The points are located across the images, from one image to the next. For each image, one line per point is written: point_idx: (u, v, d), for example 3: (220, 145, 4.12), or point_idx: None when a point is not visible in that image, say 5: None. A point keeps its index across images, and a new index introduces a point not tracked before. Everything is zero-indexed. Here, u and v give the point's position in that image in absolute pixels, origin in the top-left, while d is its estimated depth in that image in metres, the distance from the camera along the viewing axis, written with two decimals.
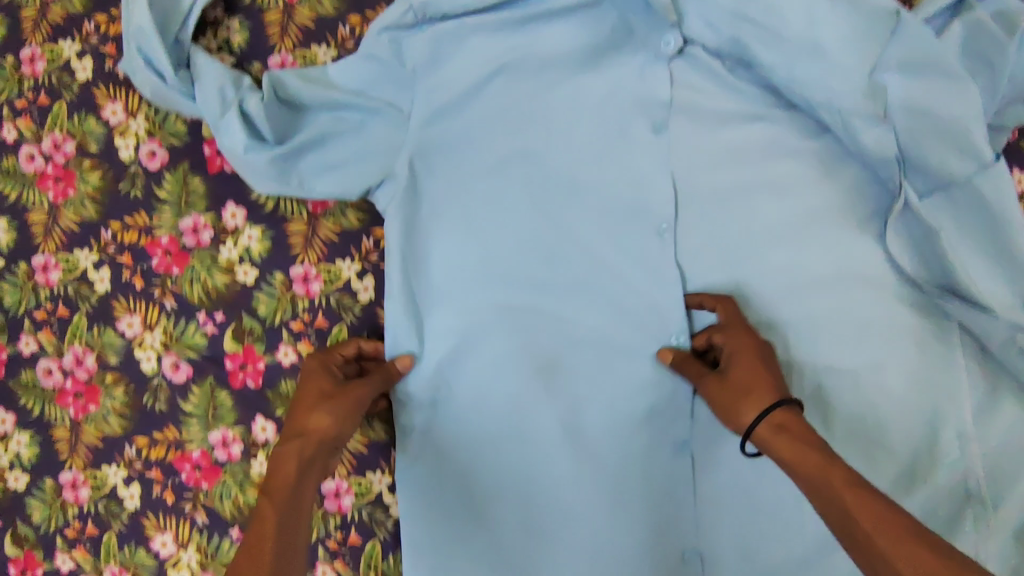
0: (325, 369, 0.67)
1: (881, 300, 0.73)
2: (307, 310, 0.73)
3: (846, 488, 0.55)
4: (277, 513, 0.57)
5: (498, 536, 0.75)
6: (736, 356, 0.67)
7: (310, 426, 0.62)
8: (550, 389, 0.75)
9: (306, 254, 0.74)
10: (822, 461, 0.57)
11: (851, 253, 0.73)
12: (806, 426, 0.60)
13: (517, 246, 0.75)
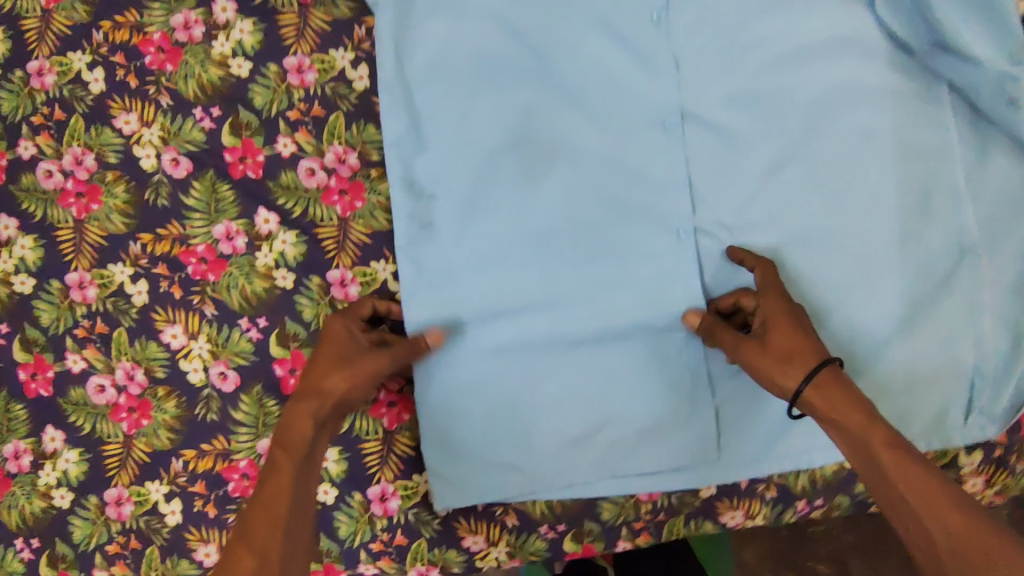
0: (347, 334, 0.68)
1: (869, 60, 0.72)
2: (303, 100, 0.74)
3: (884, 448, 0.59)
4: (296, 473, 0.62)
5: (494, 324, 0.74)
6: (776, 317, 0.66)
7: (329, 386, 0.65)
8: (541, 177, 0.74)
9: (299, 45, 0.74)
10: (862, 421, 0.61)
11: (839, 15, 0.73)
12: (842, 385, 0.63)
13: (507, 26, 0.74)
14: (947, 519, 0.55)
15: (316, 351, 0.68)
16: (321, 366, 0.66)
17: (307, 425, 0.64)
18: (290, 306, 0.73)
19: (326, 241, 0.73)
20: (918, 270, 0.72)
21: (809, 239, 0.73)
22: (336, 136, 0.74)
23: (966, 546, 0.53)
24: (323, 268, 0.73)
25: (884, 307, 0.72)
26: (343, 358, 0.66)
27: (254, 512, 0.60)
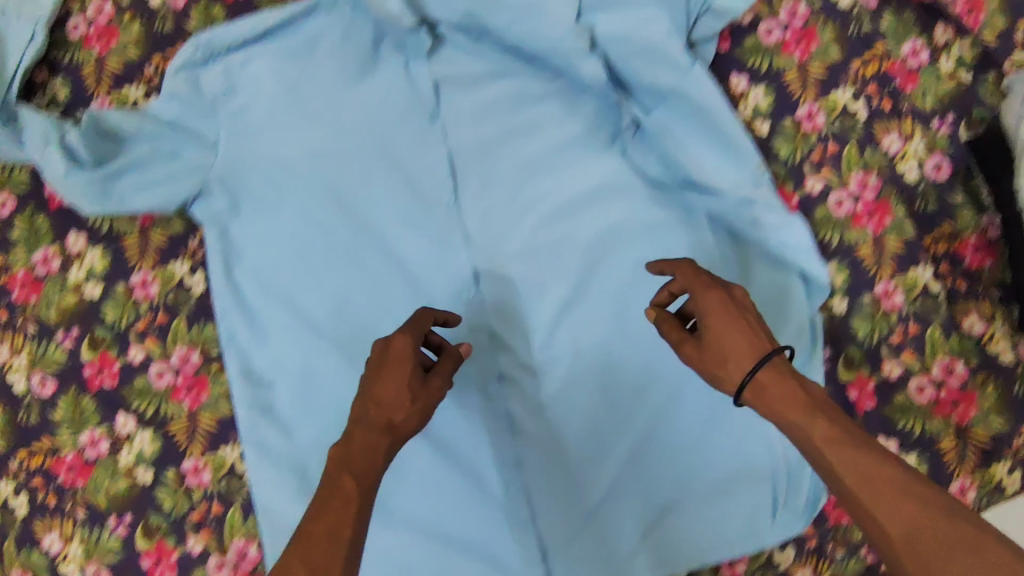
0: (410, 360, 0.65)
1: (633, 205, 0.82)
2: (149, 311, 0.83)
3: (818, 418, 0.59)
4: (363, 495, 0.59)
5: None
6: (681, 274, 0.69)
7: (397, 422, 0.63)
8: (365, 349, 0.81)
9: (142, 262, 0.84)
10: (805, 416, 0.60)
11: (596, 171, 0.83)
12: (786, 385, 0.62)
13: (320, 222, 0.83)
14: (856, 469, 0.56)
15: (382, 386, 0.64)
16: (404, 416, 0.63)
17: (388, 450, 0.62)
18: (151, 500, 0.80)
19: (177, 435, 0.81)
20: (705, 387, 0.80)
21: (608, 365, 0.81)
22: (179, 339, 0.82)
23: (921, 538, 0.51)
24: (176, 460, 0.81)
25: (679, 419, 0.80)
26: (417, 406, 0.64)
27: (319, 524, 0.56)
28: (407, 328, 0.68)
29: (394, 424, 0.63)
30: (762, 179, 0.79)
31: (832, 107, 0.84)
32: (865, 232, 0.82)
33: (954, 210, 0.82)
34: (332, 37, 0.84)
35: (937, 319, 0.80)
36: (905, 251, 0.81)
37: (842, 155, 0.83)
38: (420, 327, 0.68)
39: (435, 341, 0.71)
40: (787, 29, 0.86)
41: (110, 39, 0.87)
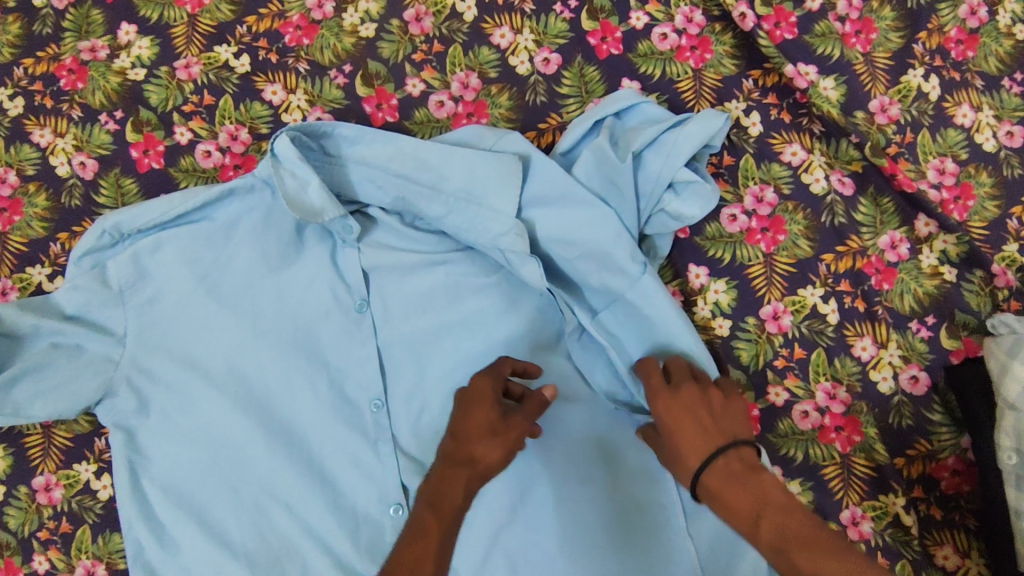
0: (493, 395, 0.65)
1: (573, 413, 0.76)
2: (52, 518, 0.78)
3: (761, 519, 0.53)
4: (446, 532, 0.55)
5: None
6: (656, 395, 0.65)
7: (480, 454, 0.61)
8: (281, 569, 0.75)
9: (45, 463, 0.79)
10: (749, 521, 0.54)
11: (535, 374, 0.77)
12: (736, 480, 0.56)
13: (235, 424, 0.77)
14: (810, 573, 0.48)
15: (468, 413, 0.64)
16: (493, 454, 0.61)
17: (472, 484, 0.60)
18: None
19: None
20: None
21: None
22: (83, 550, 0.77)
23: None
24: None
25: None
26: (512, 439, 0.62)
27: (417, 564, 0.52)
28: (488, 372, 0.68)
29: (477, 458, 0.61)
30: None
31: (800, 307, 0.77)
32: (833, 449, 0.75)
33: (930, 427, 0.75)
34: (252, 222, 0.79)
35: (908, 554, 0.72)
36: (875, 476, 0.74)
37: (810, 360, 0.76)
38: (499, 375, 0.68)
39: (514, 391, 0.69)
40: (752, 216, 0.79)
41: (12, 212, 0.82)
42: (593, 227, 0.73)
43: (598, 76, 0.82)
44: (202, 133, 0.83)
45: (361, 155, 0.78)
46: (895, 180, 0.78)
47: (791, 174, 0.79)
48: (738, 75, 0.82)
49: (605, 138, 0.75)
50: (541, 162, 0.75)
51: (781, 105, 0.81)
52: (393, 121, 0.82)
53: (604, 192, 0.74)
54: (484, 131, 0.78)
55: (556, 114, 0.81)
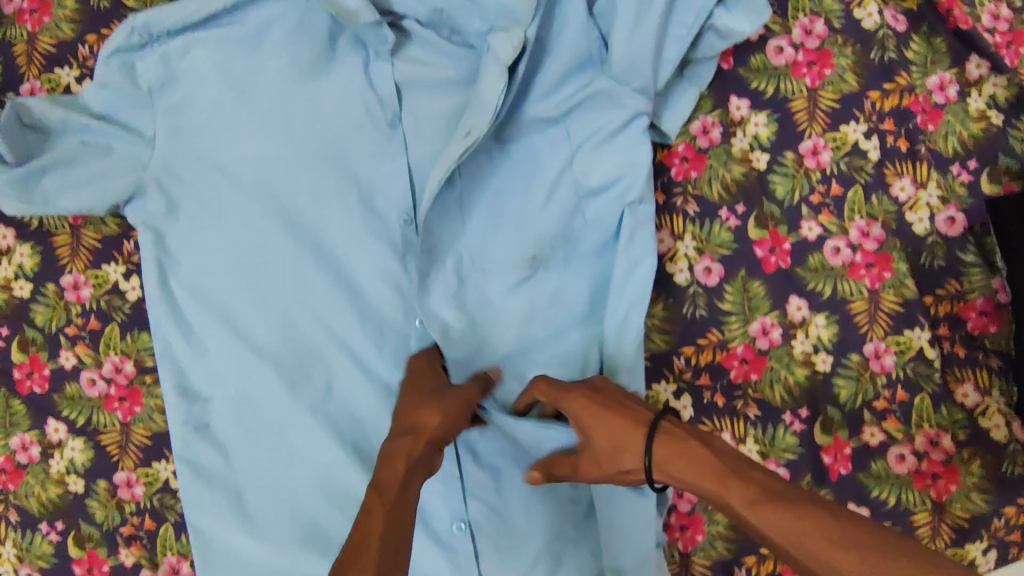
0: (429, 376, 0.72)
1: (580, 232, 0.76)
2: (80, 315, 0.79)
3: (725, 476, 0.56)
4: (395, 500, 0.59)
5: (277, 517, 0.77)
6: (567, 403, 0.67)
7: (422, 421, 0.65)
8: (307, 373, 0.77)
9: (73, 262, 0.79)
10: (710, 478, 0.57)
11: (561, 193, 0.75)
12: (682, 444, 0.60)
13: (262, 232, 0.76)
14: (766, 513, 0.52)
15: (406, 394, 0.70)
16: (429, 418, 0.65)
17: (417, 451, 0.63)
18: (82, 508, 0.78)
19: (109, 445, 0.78)
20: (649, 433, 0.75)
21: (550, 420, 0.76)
22: (112, 348, 0.78)
23: None
24: (110, 471, 0.78)
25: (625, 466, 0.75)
26: (455, 410, 0.66)
27: (363, 537, 0.56)
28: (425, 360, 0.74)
29: (419, 427, 0.65)
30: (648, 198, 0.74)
31: (841, 144, 0.76)
32: (861, 285, 0.75)
33: (962, 269, 0.75)
34: (285, 27, 0.76)
35: (927, 387, 0.74)
36: (902, 311, 0.74)
37: (846, 197, 0.75)
38: (434, 359, 0.74)
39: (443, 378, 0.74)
40: (800, 49, 0.77)
41: (42, 14, 0.81)
42: (622, 51, 0.71)
43: None
44: None
45: None
46: (951, 17, 0.76)
47: (842, 8, 0.77)
48: None
49: None
50: None
51: None
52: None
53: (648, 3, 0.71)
54: None
55: None
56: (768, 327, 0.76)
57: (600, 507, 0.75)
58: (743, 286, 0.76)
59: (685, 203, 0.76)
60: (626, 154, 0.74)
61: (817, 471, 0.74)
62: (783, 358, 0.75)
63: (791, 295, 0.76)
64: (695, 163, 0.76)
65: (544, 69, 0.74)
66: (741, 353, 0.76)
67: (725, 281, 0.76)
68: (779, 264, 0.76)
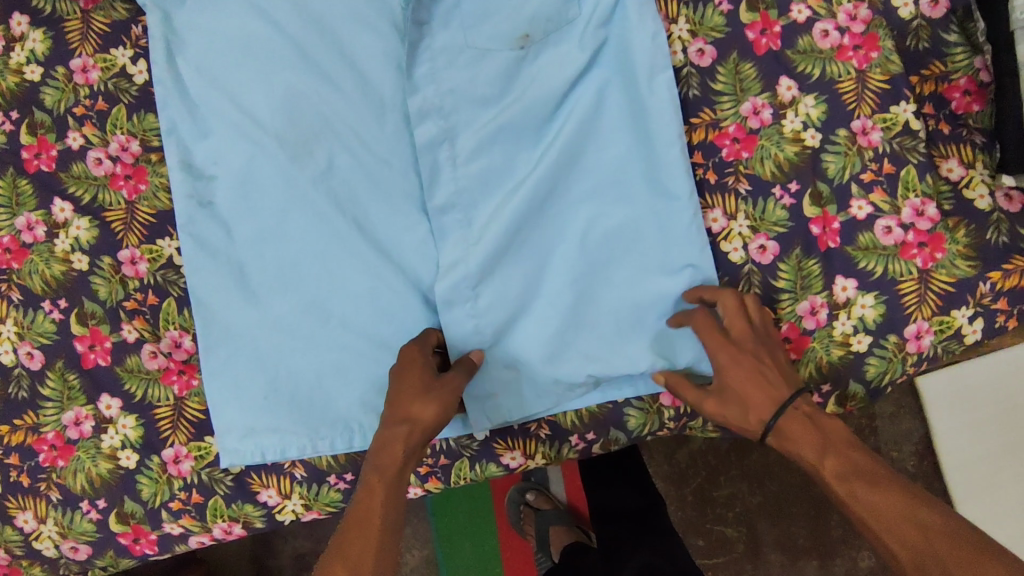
0: (424, 362, 0.71)
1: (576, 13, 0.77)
2: (88, 97, 0.81)
3: (827, 453, 0.64)
4: (387, 487, 0.67)
5: (278, 291, 0.78)
6: (732, 322, 0.71)
7: (415, 413, 0.67)
8: (309, 150, 0.79)
9: (83, 46, 0.81)
10: (815, 453, 0.64)
11: None
12: (803, 424, 0.65)
13: (268, 13, 0.79)
14: (873, 501, 0.60)
15: (396, 380, 0.69)
16: (420, 412, 0.67)
17: (413, 441, 0.68)
18: (86, 286, 0.80)
19: (114, 223, 0.80)
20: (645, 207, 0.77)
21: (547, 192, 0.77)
22: (118, 127, 0.81)
23: (926, 562, 0.57)
24: (114, 250, 0.80)
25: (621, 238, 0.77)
26: (445, 402, 0.68)
27: (366, 521, 0.66)
28: (418, 344, 0.73)
29: (413, 417, 0.68)
30: None
31: None
32: (849, 66, 0.77)
33: (946, 50, 0.77)
34: None
35: (913, 160, 0.76)
36: (889, 89, 0.77)
37: None
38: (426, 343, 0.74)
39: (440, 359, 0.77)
40: None
41: None
42: None
43: None
44: None
45: None
46: None
47: None
48: None
49: None
50: None
51: None
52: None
53: None
54: None
55: None
56: (759, 107, 0.78)
57: (599, 275, 0.77)
58: (735, 68, 0.78)
59: None
60: None
61: (804, 242, 0.76)
62: (774, 137, 0.77)
63: (781, 76, 0.78)
64: None
65: None
66: (733, 132, 0.78)
67: (718, 63, 0.78)
68: (770, 46, 0.78)
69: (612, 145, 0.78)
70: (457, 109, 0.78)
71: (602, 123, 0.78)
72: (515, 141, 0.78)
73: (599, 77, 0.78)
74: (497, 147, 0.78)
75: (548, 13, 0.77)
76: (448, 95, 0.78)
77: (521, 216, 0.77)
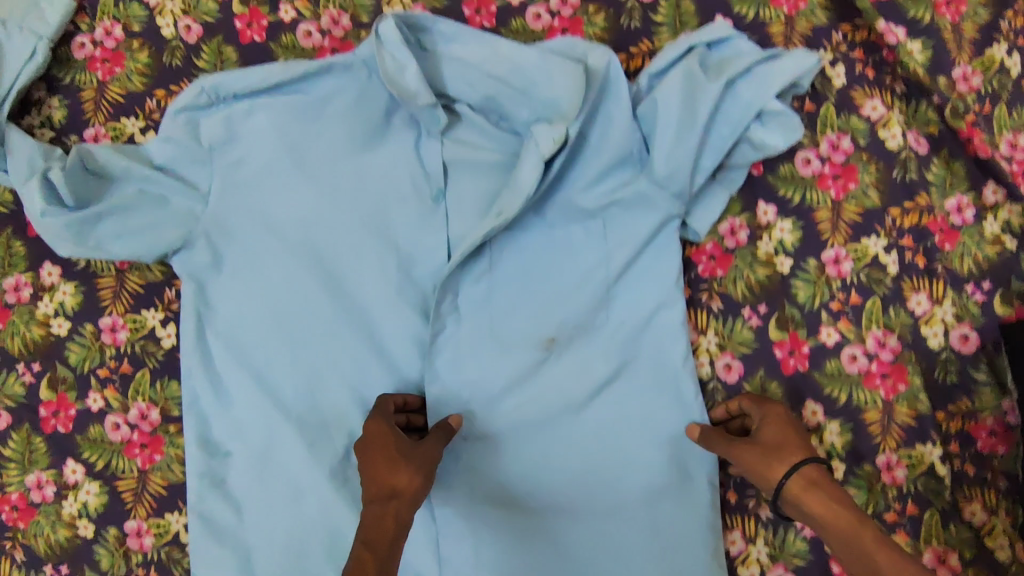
0: (392, 431, 0.69)
1: (609, 321, 0.78)
2: (114, 359, 0.80)
3: (864, 522, 0.62)
4: (378, 565, 0.59)
5: None
6: (757, 404, 0.73)
7: (401, 484, 0.64)
8: (329, 434, 0.78)
9: (113, 305, 0.80)
10: (851, 518, 0.62)
11: (588, 280, 0.78)
12: (837, 489, 0.65)
13: (303, 291, 0.80)
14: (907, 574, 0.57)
15: (370, 456, 0.67)
16: (401, 478, 0.64)
17: (402, 512, 0.63)
18: (88, 555, 0.79)
19: (125, 492, 0.79)
20: (662, 528, 0.76)
21: (565, 499, 0.77)
22: (140, 393, 0.79)
23: None
24: (122, 518, 0.79)
25: (637, 558, 0.76)
26: (426, 464, 0.66)
27: None
28: (378, 412, 0.72)
29: (398, 489, 0.64)
30: (677, 298, 0.77)
31: (861, 256, 0.78)
32: (876, 395, 0.77)
33: (974, 388, 0.77)
34: (343, 100, 0.80)
35: (937, 503, 0.76)
36: (914, 425, 0.76)
37: (864, 307, 0.78)
38: (386, 412, 0.73)
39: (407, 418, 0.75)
40: (826, 162, 0.80)
41: (114, 64, 0.84)
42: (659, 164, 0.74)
43: (694, 8, 0.83)
44: (305, 13, 0.83)
45: (458, 53, 0.81)
46: (970, 145, 0.79)
47: (868, 128, 0.80)
48: (829, 26, 0.82)
49: (694, 61, 0.75)
50: (620, 88, 0.76)
51: (866, 61, 0.82)
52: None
53: (687, 115, 0.73)
54: (576, 41, 0.79)
55: (649, 41, 0.82)
56: None
57: None
58: (761, 385, 0.78)
59: (710, 300, 0.79)
60: (654, 252, 0.78)
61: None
62: None
63: (808, 399, 0.77)
64: (721, 262, 0.79)
65: (583, 163, 0.78)
66: None
67: (744, 379, 0.78)
68: (797, 367, 0.77)
69: (634, 456, 0.77)
70: (474, 404, 0.77)
71: (626, 432, 0.77)
72: (536, 443, 0.77)
73: (626, 386, 0.77)
74: (517, 447, 0.77)
75: (575, 318, 0.78)
76: (474, 393, 0.78)
77: (535, 521, 0.77)
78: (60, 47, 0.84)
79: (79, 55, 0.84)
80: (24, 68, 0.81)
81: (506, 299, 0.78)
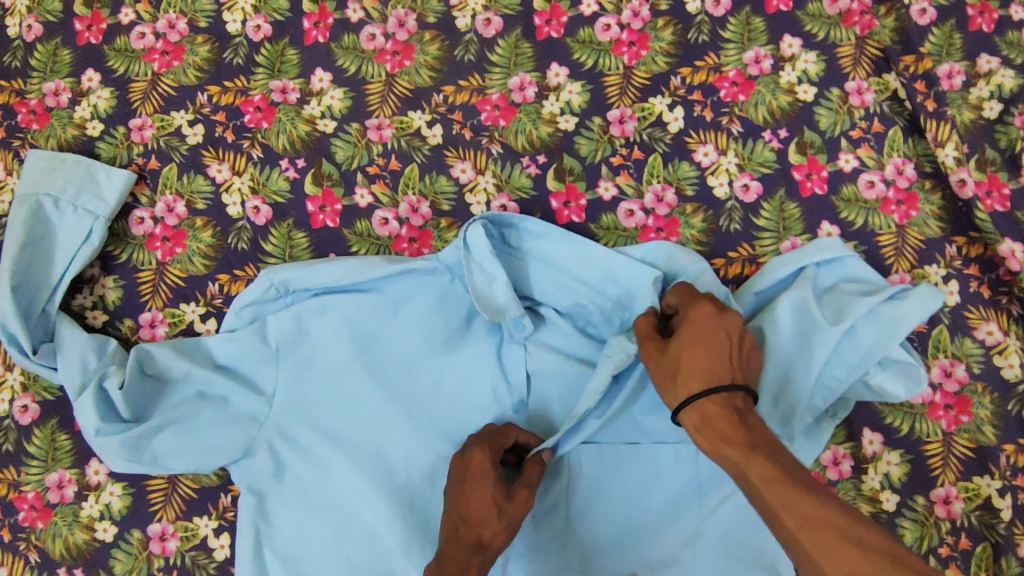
0: (494, 474, 0.65)
1: (701, 561, 0.71)
2: (162, 571, 0.74)
3: (750, 457, 0.55)
4: None
5: None
6: (693, 308, 0.65)
7: (489, 540, 0.62)
8: None
9: (165, 510, 0.75)
10: (740, 454, 0.56)
11: (679, 513, 0.73)
12: (732, 420, 0.58)
13: (369, 505, 0.71)
14: (800, 512, 0.50)
15: (466, 497, 0.64)
16: (493, 534, 0.63)
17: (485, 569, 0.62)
18: None
19: None
20: None
21: None
22: None
23: None
24: None
25: None
26: (515, 522, 0.64)
27: None
28: (485, 443, 0.68)
29: (485, 543, 0.62)
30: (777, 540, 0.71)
31: (973, 495, 0.73)
32: None
33: None
34: (421, 299, 0.75)
35: None
36: None
37: (975, 553, 0.72)
38: (495, 444, 0.68)
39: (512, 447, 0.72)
40: (936, 389, 0.75)
41: (175, 244, 0.78)
42: (767, 402, 0.69)
43: (799, 213, 0.77)
44: (383, 199, 0.78)
45: (546, 253, 0.76)
46: None
47: (982, 353, 0.75)
48: (942, 238, 0.77)
49: (810, 291, 0.70)
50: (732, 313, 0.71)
51: (982, 278, 0.76)
52: (557, 37, 0.81)
53: (801, 353, 0.69)
54: (678, 250, 0.74)
55: (749, 245, 0.77)
56: None
57: None
58: None
59: None
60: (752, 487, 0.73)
61: None
62: None
63: None
64: None
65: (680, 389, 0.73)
66: None
67: None
68: None
69: None
70: None
71: None
72: None
73: None
74: None
75: (661, 553, 0.71)
76: None
77: None
78: (117, 221, 0.79)
79: (137, 231, 0.79)
80: (78, 251, 0.75)
81: (587, 524, 0.73)
